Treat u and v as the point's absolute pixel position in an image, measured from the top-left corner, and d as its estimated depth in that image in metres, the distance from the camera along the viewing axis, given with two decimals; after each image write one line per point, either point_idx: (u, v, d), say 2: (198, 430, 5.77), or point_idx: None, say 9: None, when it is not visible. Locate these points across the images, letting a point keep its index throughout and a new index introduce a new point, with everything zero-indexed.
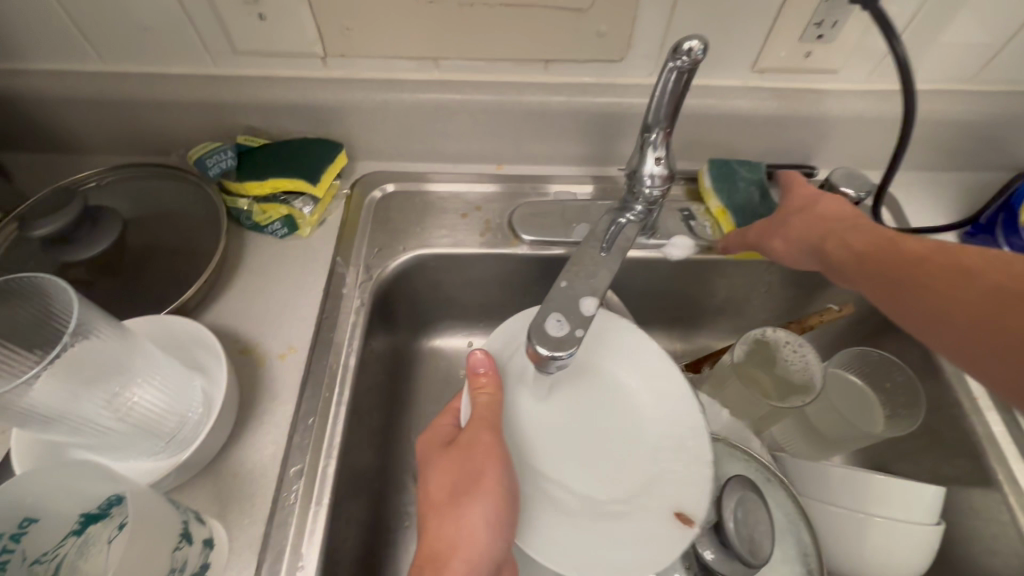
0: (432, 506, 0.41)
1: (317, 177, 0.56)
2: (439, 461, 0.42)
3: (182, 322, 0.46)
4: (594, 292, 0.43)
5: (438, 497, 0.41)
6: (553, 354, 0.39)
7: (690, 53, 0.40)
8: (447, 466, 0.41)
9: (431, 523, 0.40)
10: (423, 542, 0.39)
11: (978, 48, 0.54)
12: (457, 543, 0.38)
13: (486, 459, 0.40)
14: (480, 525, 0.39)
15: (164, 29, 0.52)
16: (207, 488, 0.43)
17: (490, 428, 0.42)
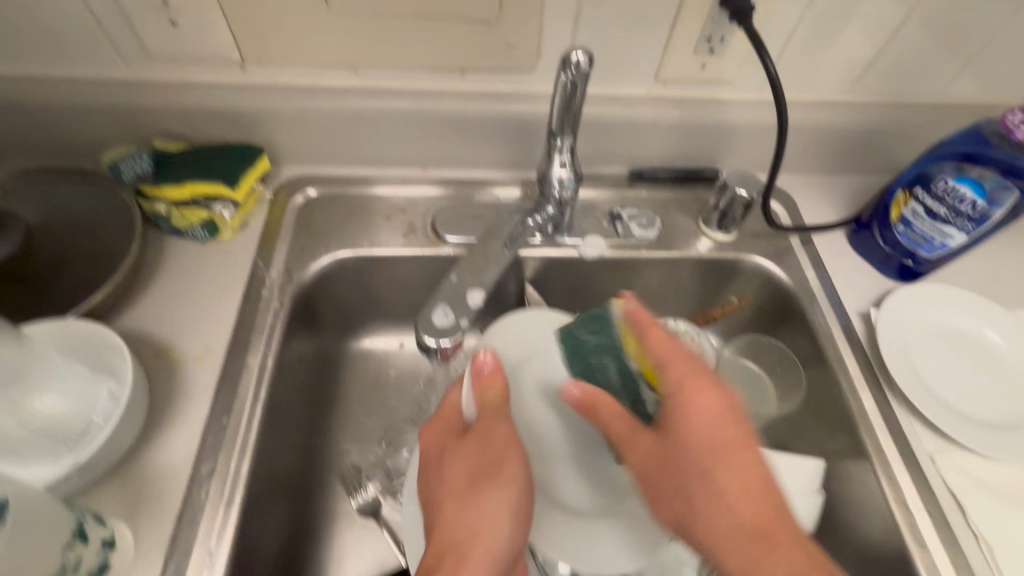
0: (450, 494, 0.40)
1: (236, 181, 0.56)
2: (451, 451, 0.42)
3: (90, 325, 0.44)
4: (481, 286, 0.52)
5: (456, 487, 0.40)
6: (438, 340, 0.47)
7: (577, 66, 0.44)
8: (464, 455, 0.41)
9: (448, 516, 0.39)
10: (439, 536, 0.38)
11: (852, 63, 0.60)
12: (478, 533, 0.38)
13: (506, 447, 0.41)
14: (502, 514, 0.38)
15: (73, 33, 0.52)
16: (113, 491, 0.43)
17: (503, 418, 0.42)
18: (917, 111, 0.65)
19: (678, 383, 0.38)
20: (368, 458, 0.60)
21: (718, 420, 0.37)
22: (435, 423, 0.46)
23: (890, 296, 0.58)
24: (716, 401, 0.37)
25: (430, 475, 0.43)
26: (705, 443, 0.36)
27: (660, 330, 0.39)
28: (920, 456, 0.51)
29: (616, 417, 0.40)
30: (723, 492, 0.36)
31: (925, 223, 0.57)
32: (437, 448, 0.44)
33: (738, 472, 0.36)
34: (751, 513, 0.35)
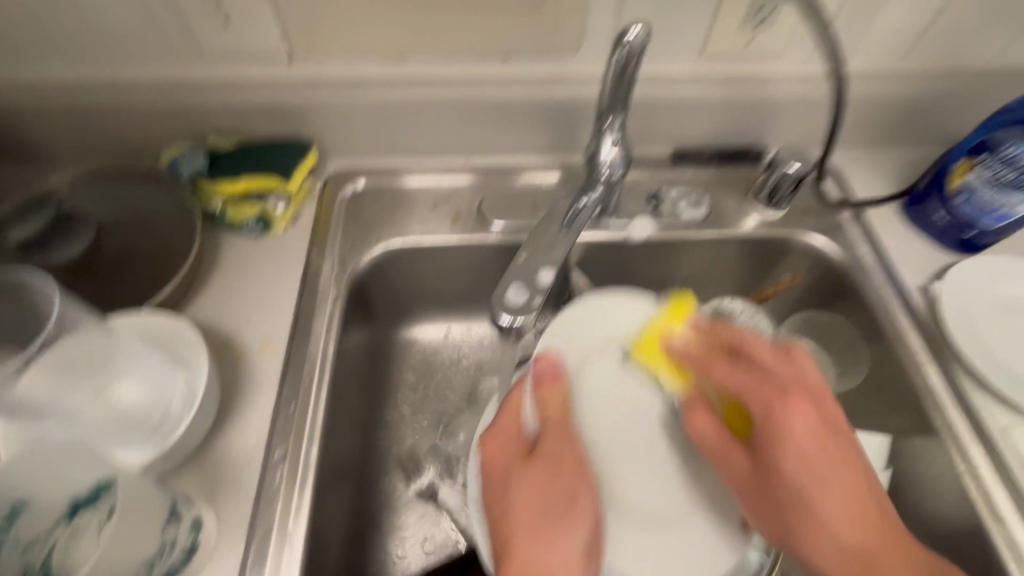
0: (518, 530, 0.40)
1: (290, 173, 0.58)
2: (518, 479, 0.42)
3: (165, 317, 0.46)
4: (550, 264, 0.52)
5: (525, 523, 0.40)
6: (514, 316, 0.48)
7: (633, 41, 0.44)
8: (534, 484, 0.41)
9: (519, 552, 0.38)
10: (513, 567, 0.38)
11: (907, 29, 0.58)
12: (552, 574, 0.38)
13: (577, 480, 0.42)
14: (575, 550, 0.39)
15: (130, 35, 0.54)
16: (192, 476, 0.45)
17: (568, 439, 0.44)
18: (974, 77, 0.62)
19: (763, 399, 0.41)
20: (423, 443, 0.61)
21: (813, 440, 0.39)
22: (496, 437, 0.45)
23: (951, 269, 0.57)
24: (804, 417, 0.39)
25: (495, 503, 0.42)
26: (804, 462, 0.39)
27: (798, 351, 0.43)
28: (992, 430, 0.50)
29: (706, 420, 0.43)
30: (832, 497, 0.39)
31: (989, 191, 0.55)
32: (496, 474, 0.43)
33: (825, 446, 0.39)
34: (850, 529, 0.38)
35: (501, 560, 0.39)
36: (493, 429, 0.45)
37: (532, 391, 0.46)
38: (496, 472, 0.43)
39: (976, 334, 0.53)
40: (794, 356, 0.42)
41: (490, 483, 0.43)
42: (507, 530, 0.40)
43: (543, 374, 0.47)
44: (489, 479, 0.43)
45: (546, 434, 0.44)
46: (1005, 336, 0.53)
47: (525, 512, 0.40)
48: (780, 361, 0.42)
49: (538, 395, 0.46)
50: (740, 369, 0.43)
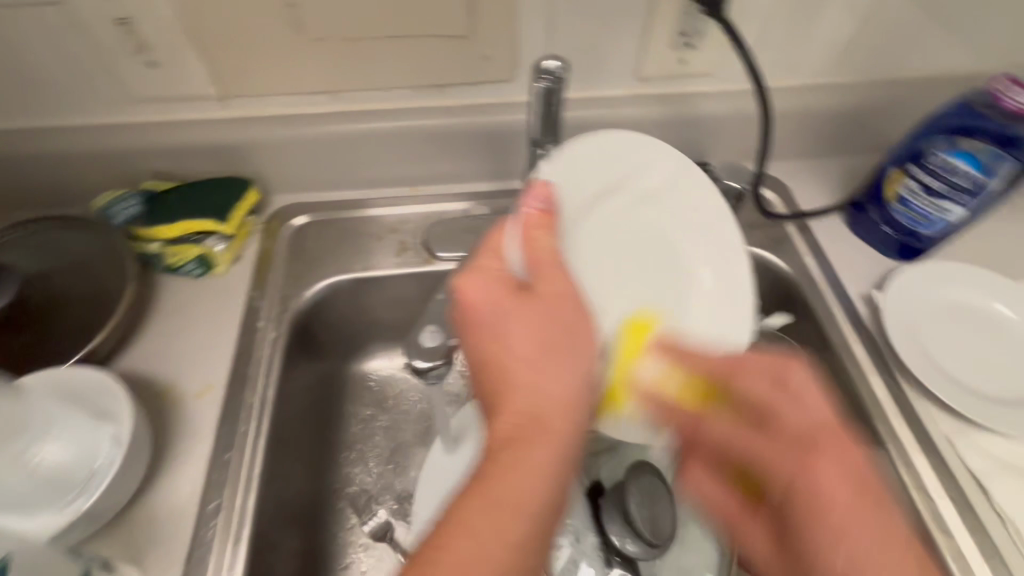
0: (518, 361, 0.37)
1: (226, 215, 0.57)
2: (513, 313, 0.38)
3: (88, 371, 0.45)
4: None
5: (522, 357, 0.37)
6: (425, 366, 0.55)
7: (551, 71, 0.44)
8: (533, 321, 0.37)
9: (521, 378, 0.37)
10: (510, 407, 0.36)
11: (835, 42, 0.59)
12: (547, 398, 0.36)
13: (579, 312, 0.38)
14: (572, 378, 0.37)
15: (57, 82, 0.53)
16: (120, 536, 0.43)
17: (555, 265, 0.39)
18: (904, 88, 0.64)
19: (795, 463, 0.34)
20: (376, 481, 0.59)
21: (836, 477, 0.33)
22: (479, 274, 0.39)
23: (890, 278, 0.57)
24: (835, 476, 0.33)
25: (484, 338, 0.38)
26: (811, 498, 0.33)
27: (746, 380, 0.37)
28: (936, 438, 0.50)
29: (724, 426, 0.39)
30: (856, 544, 0.31)
31: (921, 199, 0.56)
32: (482, 308, 0.38)
33: (857, 500, 0.32)
34: (880, 574, 0.30)
35: (498, 392, 0.37)
36: (477, 264, 0.39)
37: (519, 226, 0.40)
38: (484, 314, 0.38)
39: (917, 343, 0.53)
40: (790, 384, 0.35)
41: (462, 323, 0.39)
42: (503, 357, 0.37)
43: (537, 209, 0.41)
44: (467, 313, 0.38)
45: (531, 274, 0.39)
46: (946, 344, 0.53)
47: (524, 343, 0.37)
48: (782, 399, 0.35)
49: (525, 233, 0.40)
50: (751, 378, 0.36)
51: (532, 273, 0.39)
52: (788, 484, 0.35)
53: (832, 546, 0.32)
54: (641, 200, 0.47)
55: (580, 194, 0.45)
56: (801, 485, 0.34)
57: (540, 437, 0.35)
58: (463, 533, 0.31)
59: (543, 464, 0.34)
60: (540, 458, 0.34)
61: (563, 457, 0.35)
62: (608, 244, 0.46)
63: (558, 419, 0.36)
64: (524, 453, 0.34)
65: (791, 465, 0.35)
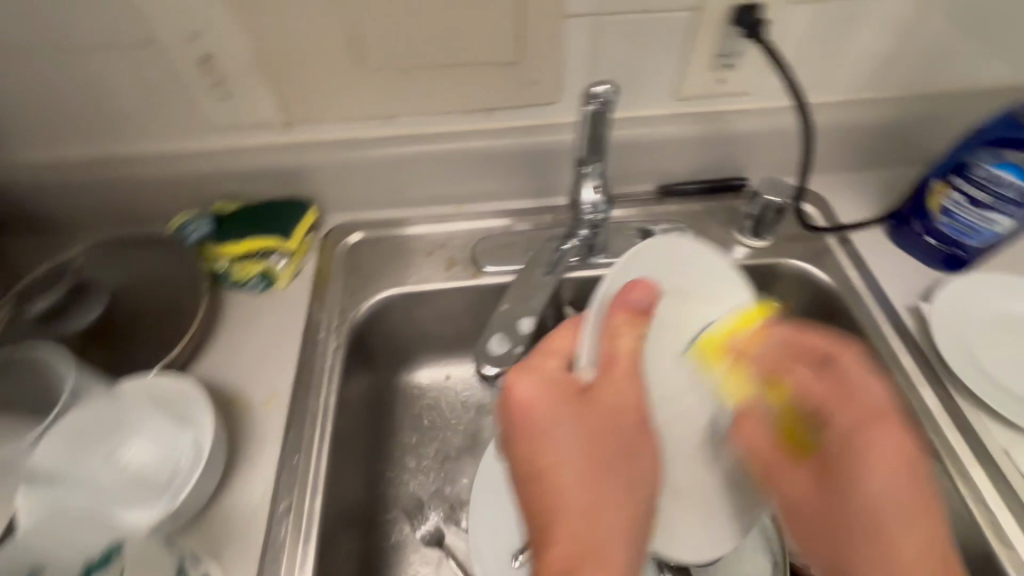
0: (565, 473, 0.38)
1: (289, 233, 0.61)
2: (551, 424, 0.38)
3: (166, 378, 0.47)
4: (531, 312, 0.57)
5: (574, 475, 0.38)
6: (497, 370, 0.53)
7: (600, 96, 0.46)
8: (586, 424, 0.39)
9: (569, 497, 0.37)
10: (553, 549, 0.36)
11: (871, 59, 0.61)
12: (602, 519, 0.37)
13: (639, 432, 0.40)
14: (616, 493, 0.38)
15: (143, 114, 0.58)
16: (200, 533, 0.46)
17: (627, 373, 0.39)
18: (943, 101, 0.64)
19: (853, 421, 0.45)
20: (427, 488, 0.61)
21: (889, 443, 0.44)
22: (533, 370, 0.40)
23: (937, 290, 0.57)
24: (889, 445, 0.43)
25: (530, 454, 0.38)
26: (870, 449, 0.44)
27: (846, 364, 0.47)
28: (992, 450, 0.49)
29: (805, 377, 0.48)
30: (887, 497, 0.42)
31: (967, 212, 0.56)
32: (539, 411, 0.38)
33: (903, 475, 0.42)
34: (892, 512, 0.42)
35: (545, 521, 0.37)
36: (526, 361, 0.41)
37: (611, 309, 0.39)
38: (539, 421, 0.38)
39: (970, 354, 0.53)
40: (838, 366, 0.47)
41: (512, 433, 0.39)
42: (559, 472, 0.38)
43: (627, 306, 0.39)
44: (520, 420, 0.38)
45: (598, 375, 0.39)
46: (1000, 355, 0.53)
47: (571, 455, 0.38)
48: (840, 396, 0.46)
49: (623, 328, 0.39)
50: (803, 367, 0.48)
51: (599, 374, 0.39)
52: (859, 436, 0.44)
53: (873, 499, 0.43)
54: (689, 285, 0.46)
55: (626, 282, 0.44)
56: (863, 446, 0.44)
57: (594, 572, 0.35)
58: None
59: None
60: None
61: None
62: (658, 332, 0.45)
63: (610, 546, 0.36)
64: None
65: (866, 426, 0.44)
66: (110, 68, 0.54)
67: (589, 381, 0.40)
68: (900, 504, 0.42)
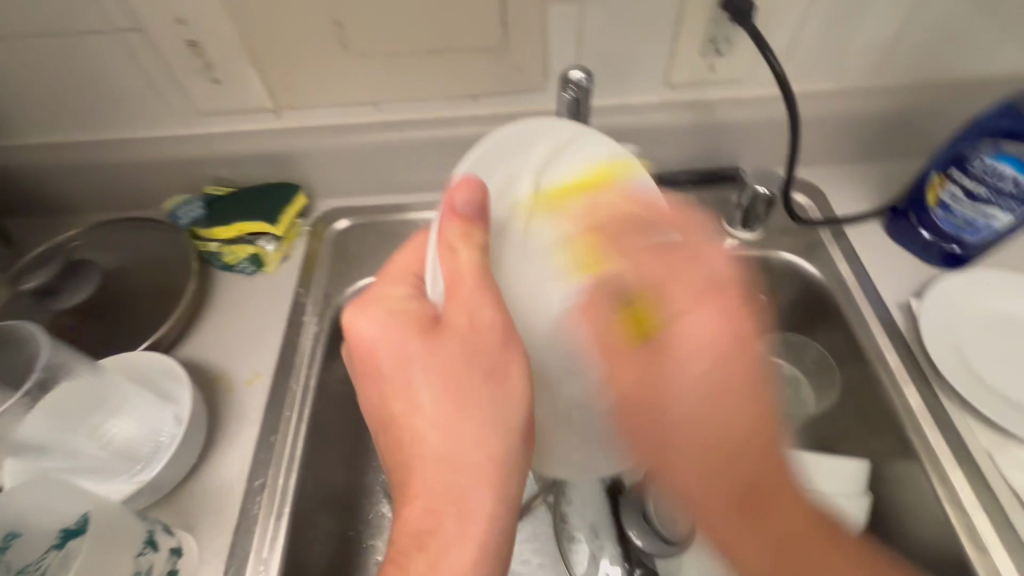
0: (421, 420, 0.35)
1: (277, 218, 0.62)
2: (413, 364, 0.36)
3: (152, 355, 0.50)
4: None
5: (420, 419, 0.35)
6: None
7: (577, 82, 0.46)
8: (442, 364, 0.35)
9: (418, 436, 0.35)
10: (410, 487, 0.35)
11: (872, 45, 0.58)
12: (456, 466, 0.34)
13: (504, 352, 0.34)
14: (470, 446, 0.34)
15: (135, 99, 0.59)
16: (178, 506, 0.48)
17: (478, 285, 0.34)
18: (949, 90, 0.62)
19: (697, 388, 0.37)
20: None
21: (705, 399, 0.37)
22: (395, 320, 0.37)
23: (929, 287, 0.55)
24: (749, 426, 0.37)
25: (401, 418, 0.36)
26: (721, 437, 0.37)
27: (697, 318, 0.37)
28: (975, 453, 0.48)
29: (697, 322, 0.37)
30: (692, 377, 0.37)
31: (965, 207, 0.54)
32: (392, 356, 0.36)
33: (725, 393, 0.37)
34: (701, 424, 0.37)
35: (399, 450, 0.37)
36: (378, 293, 0.39)
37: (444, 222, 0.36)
38: (393, 365, 0.36)
39: (958, 354, 0.51)
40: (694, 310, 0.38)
41: (374, 399, 0.38)
42: (412, 419, 0.36)
43: (456, 212, 0.35)
44: (365, 363, 0.38)
45: (445, 305, 0.36)
46: (991, 356, 0.51)
47: (419, 423, 0.35)
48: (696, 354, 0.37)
49: (448, 231, 0.36)
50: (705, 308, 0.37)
51: (447, 302, 0.36)
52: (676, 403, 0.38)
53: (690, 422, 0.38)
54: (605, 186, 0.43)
55: (504, 196, 0.39)
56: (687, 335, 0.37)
57: (457, 530, 0.34)
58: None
59: (457, 564, 0.34)
60: (455, 554, 0.34)
61: (475, 552, 0.34)
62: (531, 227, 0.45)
63: (472, 491, 0.34)
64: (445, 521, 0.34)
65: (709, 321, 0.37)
66: (100, 53, 0.55)
67: (441, 312, 0.37)
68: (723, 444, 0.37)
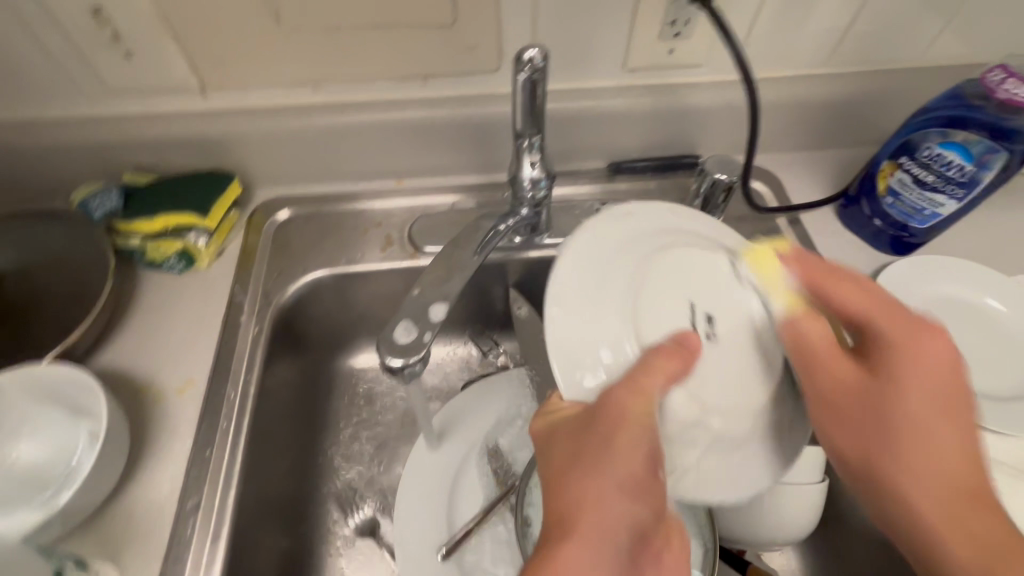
0: (582, 545, 0.31)
1: (208, 209, 0.56)
2: (612, 456, 0.33)
3: (61, 366, 0.43)
4: (446, 297, 0.46)
5: (617, 482, 0.32)
6: (402, 361, 0.41)
7: (532, 63, 0.43)
8: (623, 509, 0.32)
9: (602, 497, 0.32)
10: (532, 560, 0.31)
11: (827, 32, 0.58)
12: None
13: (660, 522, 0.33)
14: None
15: (34, 75, 0.52)
16: (100, 533, 0.43)
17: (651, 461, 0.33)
18: (898, 78, 0.62)
19: (910, 355, 0.37)
20: (362, 476, 0.59)
21: (918, 366, 0.37)
22: (627, 472, 0.33)
23: (881, 274, 0.56)
24: (926, 399, 0.36)
25: (576, 478, 0.33)
26: (821, 350, 0.38)
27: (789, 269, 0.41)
28: None
29: (675, 366, 0.37)
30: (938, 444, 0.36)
31: (913, 194, 0.55)
32: (624, 429, 0.33)
33: (944, 421, 0.36)
34: (950, 469, 0.36)
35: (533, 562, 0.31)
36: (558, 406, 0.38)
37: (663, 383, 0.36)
38: (578, 496, 0.32)
39: None
40: (926, 343, 0.37)
41: (561, 454, 0.35)
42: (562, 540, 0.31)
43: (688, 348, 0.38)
44: (570, 479, 0.33)
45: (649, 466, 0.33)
46: None
47: (586, 498, 0.32)
48: (908, 351, 0.37)
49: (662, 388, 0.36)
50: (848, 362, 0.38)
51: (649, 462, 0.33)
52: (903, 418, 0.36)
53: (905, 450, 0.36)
54: (545, 298, 0.40)
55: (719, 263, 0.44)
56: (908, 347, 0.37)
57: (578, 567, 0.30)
58: None
59: None
60: None
61: None
62: (673, 257, 0.43)
63: None
64: (558, 549, 0.31)
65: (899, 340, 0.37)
66: None
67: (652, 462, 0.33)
68: (960, 424, 0.36)
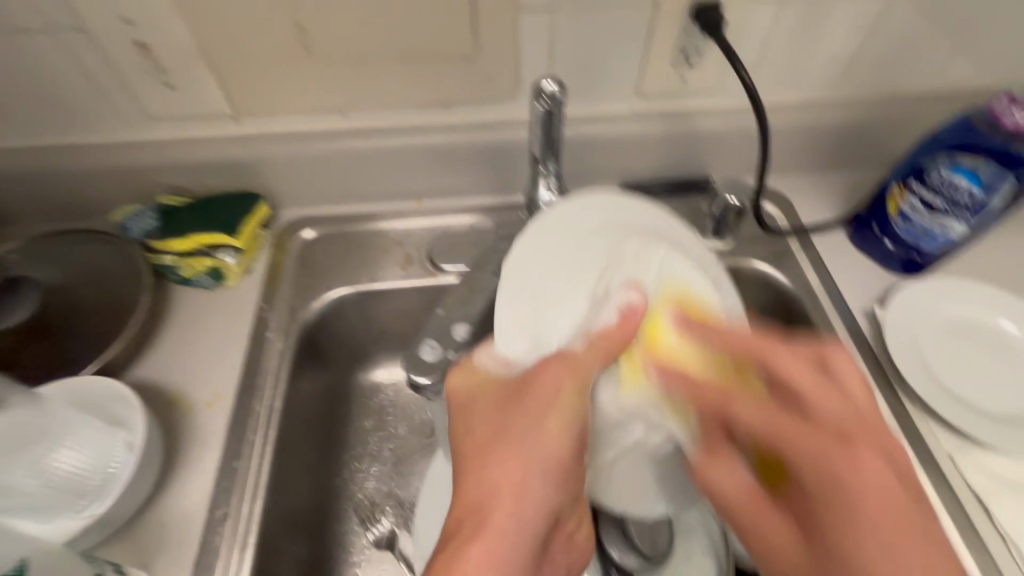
0: (500, 513, 0.33)
1: (238, 229, 0.58)
2: (538, 441, 0.34)
3: (98, 379, 0.47)
4: (469, 317, 0.49)
5: (538, 460, 0.34)
6: (426, 376, 0.45)
7: (550, 94, 0.45)
8: (542, 478, 0.34)
9: (526, 475, 0.34)
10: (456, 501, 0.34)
11: (835, 59, 0.60)
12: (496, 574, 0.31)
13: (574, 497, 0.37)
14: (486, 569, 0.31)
15: (82, 102, 0.56)
16: (134, 539, 0.45)
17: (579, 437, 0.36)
18: (907, 103, 0.64)
19: (824, 450, 0.32)
20: (381, 489, 0.60)
21: (869, 473, 0.31)
22: (544, 442, 0.35)
23: (893, 294, 0.57)
24: (875, 474, 0.31)
25: (498, 449, 0.35)
26: (858, 491, 0.30)
27: (776, 351, 0.36)
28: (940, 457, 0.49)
29: (785, 362, 0.36)
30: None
31: (924, 218, 0.56)
32: (553, 410, 0.35)
33: (879, 471, 0.31)
34: (877, 514, 0.30)
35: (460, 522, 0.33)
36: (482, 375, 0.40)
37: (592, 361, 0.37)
38: (497, 457, 0.35)
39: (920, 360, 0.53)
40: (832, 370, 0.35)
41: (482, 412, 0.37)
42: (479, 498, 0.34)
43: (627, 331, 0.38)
44: (487, 440, 0.35)
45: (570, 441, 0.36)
46: (950, 362, 0.53)
47: (505, 485, 0.33)
48: (839, 459, 0.31)
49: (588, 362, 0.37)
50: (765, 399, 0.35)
51: (578, 439, 0.36)
52: (822, 465, 0.31)
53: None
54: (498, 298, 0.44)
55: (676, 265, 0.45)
56: (808, 457, 0.32)
57: (485, 533, 0.32)
58: (485, 548, 0.32)
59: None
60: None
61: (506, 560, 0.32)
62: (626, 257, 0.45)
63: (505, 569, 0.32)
64: (474, 537, 0.32)
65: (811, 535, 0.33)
66: (42, 53, 0.51)
67: (574, 443, 0.36)
68: (871, 472, 0.31)
